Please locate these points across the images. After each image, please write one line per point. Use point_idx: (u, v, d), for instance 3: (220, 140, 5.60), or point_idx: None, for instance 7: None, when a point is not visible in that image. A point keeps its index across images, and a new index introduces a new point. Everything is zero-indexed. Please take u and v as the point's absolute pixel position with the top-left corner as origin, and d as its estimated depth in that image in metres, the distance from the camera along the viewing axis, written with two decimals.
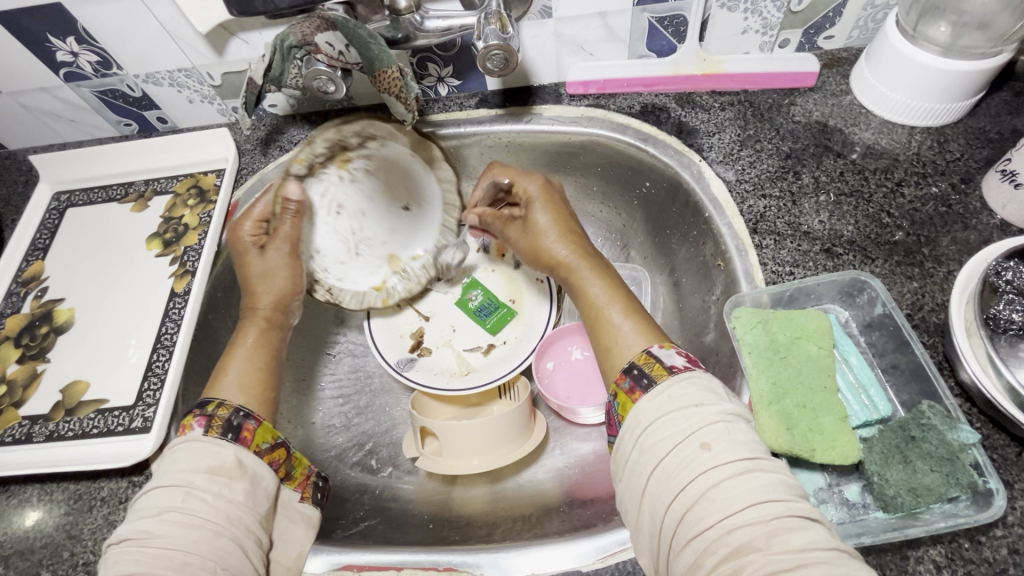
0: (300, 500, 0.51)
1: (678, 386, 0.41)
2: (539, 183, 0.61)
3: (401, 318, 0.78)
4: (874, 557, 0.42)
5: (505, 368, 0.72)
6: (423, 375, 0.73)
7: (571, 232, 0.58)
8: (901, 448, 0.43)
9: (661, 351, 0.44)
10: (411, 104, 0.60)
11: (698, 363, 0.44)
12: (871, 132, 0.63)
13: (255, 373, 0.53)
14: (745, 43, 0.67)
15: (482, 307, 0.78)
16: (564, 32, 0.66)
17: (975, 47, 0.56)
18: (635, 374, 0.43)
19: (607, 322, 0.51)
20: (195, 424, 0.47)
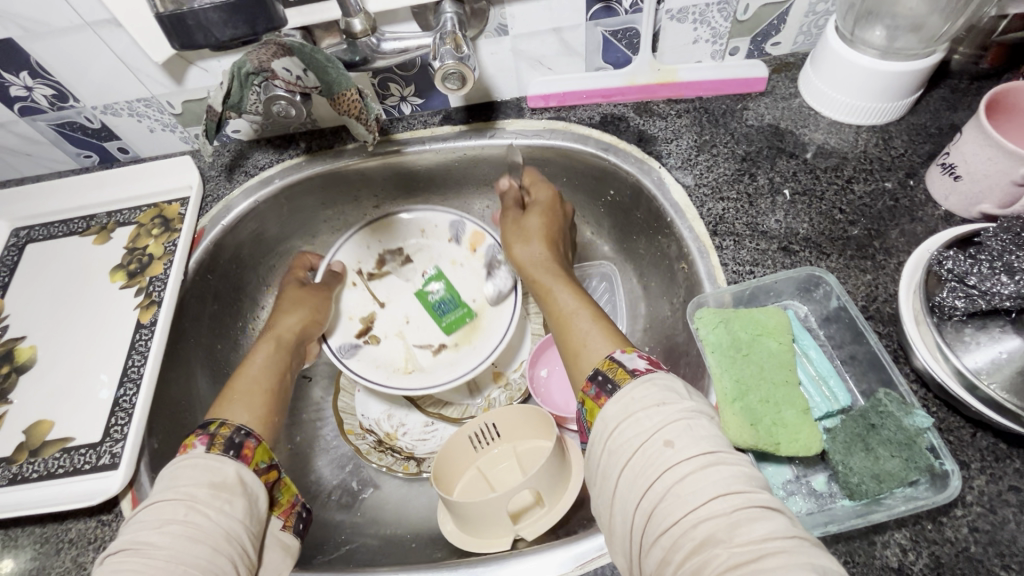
0: (281, 527, 0.51)
1: (641, 386, 0.42)
2: (551, 194, 0.68)
3: (357, 300, 0.77)
4: (843, 543, 0.43)
5: (448, 374, 0.72)
6: (360, 365, 0.72)
7: (554, 246, 0.64)
8: (862, 436, 0.44)
9: (623, 356, 0.46)
10: (372, 125, 0.62)
11: (659, 365, 0.45)
12: (821, 133, 0.65)
13: (261, 395, 0.56)
14: (696, 52, 0.70)
15: (441, 303, 0.77)
16: (522, 49, 0.67)
17: (909, 49, 0.59)
18: (600, 381, 0.45)
19: (572, 323, 0.53)
20: (197, 442, 0.47)
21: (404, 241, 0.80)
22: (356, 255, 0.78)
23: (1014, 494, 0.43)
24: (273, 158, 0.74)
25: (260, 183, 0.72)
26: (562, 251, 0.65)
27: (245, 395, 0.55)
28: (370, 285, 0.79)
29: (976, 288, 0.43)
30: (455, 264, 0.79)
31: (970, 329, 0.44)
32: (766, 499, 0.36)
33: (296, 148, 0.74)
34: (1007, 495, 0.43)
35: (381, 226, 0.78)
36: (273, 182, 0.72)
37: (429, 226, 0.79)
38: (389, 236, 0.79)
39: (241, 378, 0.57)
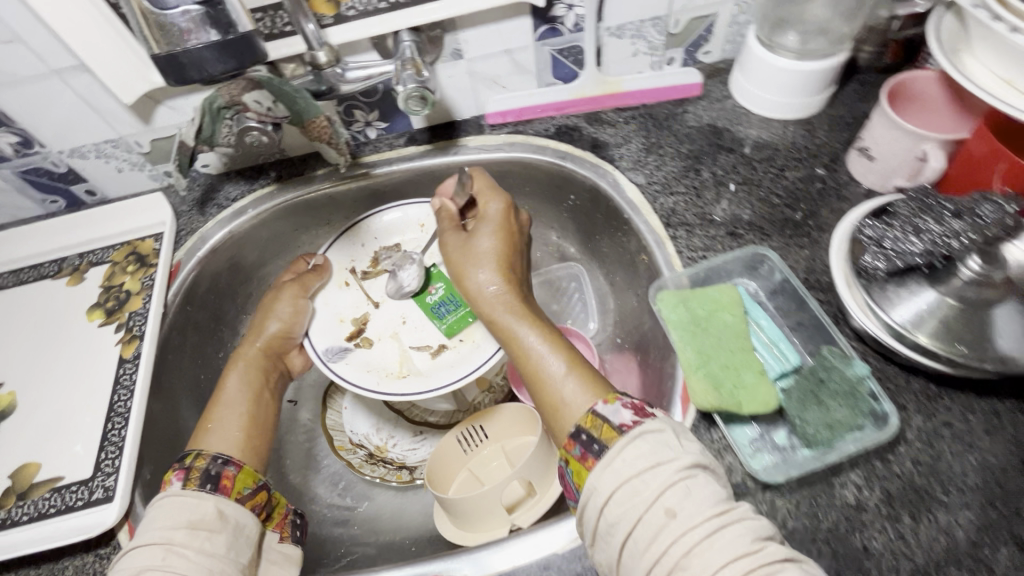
0: (279, 540, 0.52)
1: (630, 447, 0.40)
2: (501, 205, 0.66)
3: (349, 300, 0.74)
4: (807, 488, 0.48)
5: (449, 374, 0.67)
6: (348, 369, 0.68)
7: (507, 263, 0.63)
8: (814, 390, 0.50)
9: (605, 409, 0.44)
10: (340, 146, 0.68)
11: (645, 411, 0.44)
12: (754, 128, 0.72)
13: (239, 419, 0.59)
14: (637, 64, 0.76)
15: (442, 304, 0.73)
16: (477, 70, 0.72)
17: (820, 50, 0.66)
18: (585, 440, 0.43)
19: (545, 374, 0.51)
20: (174, 478, 0.49)
21: (402, 237, 0.78)
22: (349, 253, 0.77)
23: (946, 426, 0.49)
24: (244, 189, 0.76)
25: (234, 213, 0.74)
26: (521, 282, 0.63)
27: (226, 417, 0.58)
28: (364, 285, 0.76)
29: (892, 250, 0.49)
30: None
31: (893, 286, 0.50)
32: (773, 551, 0.36)
33: (266, 178, 0.76)
34: (940, 428, 0.49)
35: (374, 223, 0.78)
36: (247, 212, 0.74)
37: (427, 220, 0.78)
38: (385, 233, 0.78)
39: (219, 397, 0.60)
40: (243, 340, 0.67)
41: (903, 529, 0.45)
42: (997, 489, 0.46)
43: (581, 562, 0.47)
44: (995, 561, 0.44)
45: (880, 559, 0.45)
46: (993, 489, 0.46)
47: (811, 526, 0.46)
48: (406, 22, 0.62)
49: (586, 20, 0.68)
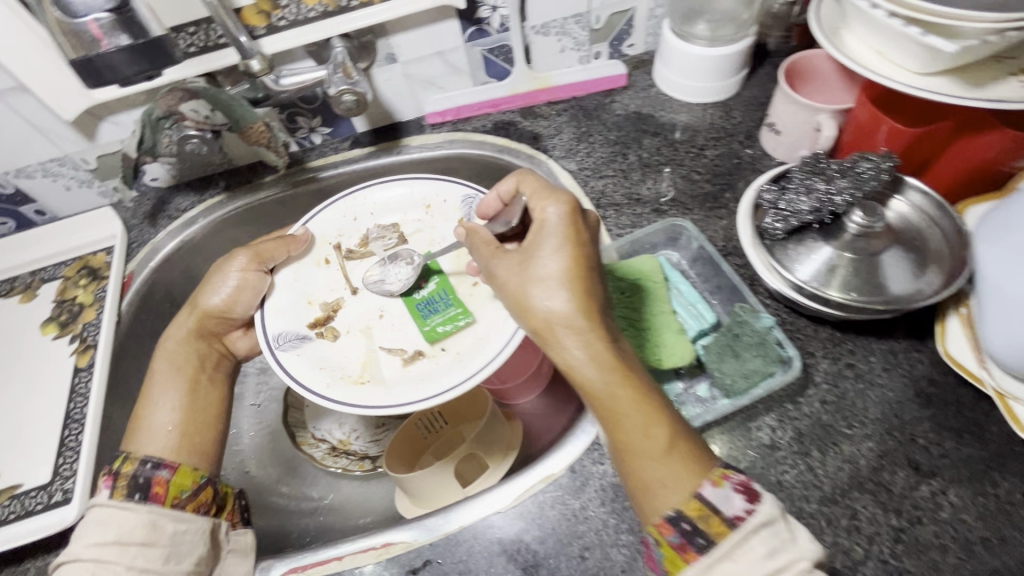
0: (231, 527, 0.55)
1: (745, 549, 0.37)
2: (565, 205, 0.47)
3: (322, 280, 0.67)
4: (726, 433, 0.52)
5: (412, 392, 0.57)
6: (297, 363, 0.59)
7: (587, 281, 0.44)
8: (733, 343, 0.54)
9: (715, 494, 0.39)
10: (280, 150, 0.69)
11: (755, 493, 0.39)
12: (676, 113, 0.77)
13: (172, 411, 0.58)
14: (566, 60, 0.81)
15: (430, 303, 0.64)
16: (413, 73, 0.76)
17: (727, 36, 0.72)
18: (685, 530, 0.39)
19: (635, 445, 0.41)
20: (104, 484, 0.50)
21: (402, 216, 0.71)
22: (337, 225, 0.70)
23: (850, 367, 0.54)
24: (194, 200, 0.78)
25: (185, 224, 0.76)
26: (603, 311, 0.44)
27: (162, 387, 0.59)
28: (347, 264, 0.68)
29: (787, 210, 0.54)
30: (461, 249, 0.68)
31: (792, 245, 0.55)
32: None
33: (215, 188, 0.79)
34: (844, 370, 0.54)
35: (373, 195, 0.71)
36: (197, 221, 0.77)
37: (434, 202, 0.70)
38: (383, 210, 0.71)
39: (156, 370, 0.61)
40: (180, 312, 0.64)
41: (812, 462, 0.50)
42: (895, 420, 0.51)
43: (523, 519, 0.51)
44: (892, 483, 0.48)
45: (792, 490, 0.49)
46: (891, 420, 0.51)
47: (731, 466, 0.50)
48: (336, 30, 0.65)
49: (510, 20, 0.72)
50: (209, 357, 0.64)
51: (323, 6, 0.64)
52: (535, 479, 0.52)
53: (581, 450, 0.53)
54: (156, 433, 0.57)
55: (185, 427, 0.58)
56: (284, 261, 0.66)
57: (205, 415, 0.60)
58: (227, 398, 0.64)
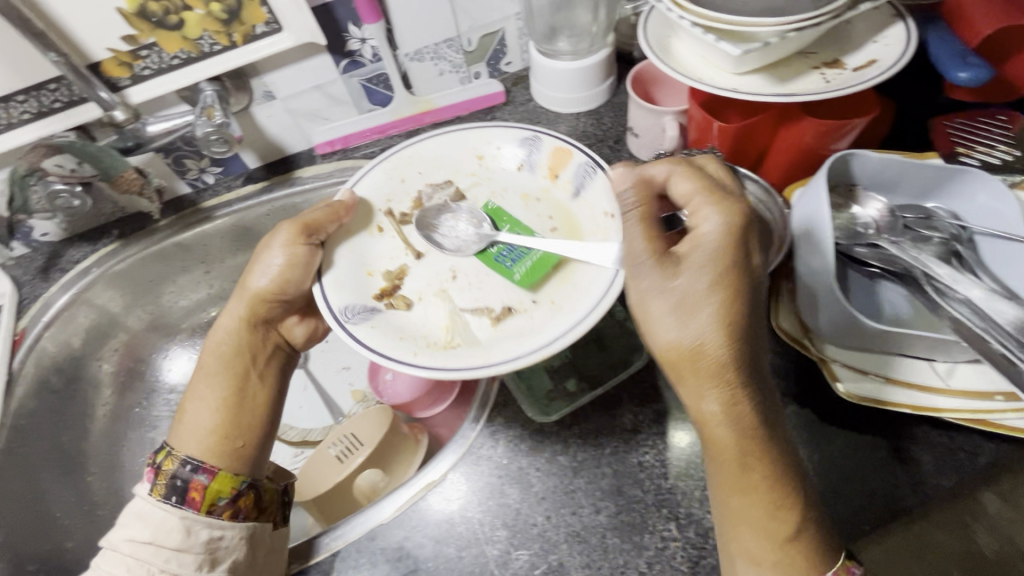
0: (275, 528, 0.56)
1: None
2: (720, 231, 0.44)
3: (380, 249, 0.59)
4: (593, 423, 0.55)
5: (515, 346, 0.49)
6: (372, 335, 0.51)
7: (740, 345, 0.42)
8: (598, 338, 0.60)
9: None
10: (152, 194, 0.74)
11: None
12: (552, 124, 0.82)
13: (210, 412, 0.56)
14: (446, 82, 0.85)
15: (509, 251, 0.58)
16: (294, 107, 0.78)
17: (586, 50, 0.77)
18: None
19: (741, 514, 0.42)
20: (148, 475, 0.53)
21: (453, 172, 0.64)
22: (385, 189, 0.62)
23: None
24: (88, 250, 0.77)
25: (78, 274, 0.76)
26: (752, 362, 0.42)
27: (211, 380, 0.57)
28: (402, 230, 0.61)
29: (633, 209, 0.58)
30: (527, 198, 0.62)
31: None
32: None
33: (109, 237, 0.78)
34: None
35: (424, 149, 0.64)
36: (92, 271, 0.76)
37: (488, 152, 0.64)
38: (432, 167, 0.64)
39: (205, 361, 0.59)
40: (231, 296, 0.60)
41: (670, 440, 0.53)
42: None
43: (403, 528, 0.53)
44: None
45: (651, 469, 0.52)
46: None
47: (596, 454, 0.53)
48: (204, 75, 0.67)
49: (381, 50, 0.75)
50: (259, 350, 0.60)
51: (186, 52, 0.66)
52: (418, 488, 0.54)
53: (456, 458, 0.55)
54: (194, 430, 0.55)
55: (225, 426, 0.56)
56: (338, 233, 0.58)
57: (251, 417, 0.57)
58: (274, 405, 0.60)
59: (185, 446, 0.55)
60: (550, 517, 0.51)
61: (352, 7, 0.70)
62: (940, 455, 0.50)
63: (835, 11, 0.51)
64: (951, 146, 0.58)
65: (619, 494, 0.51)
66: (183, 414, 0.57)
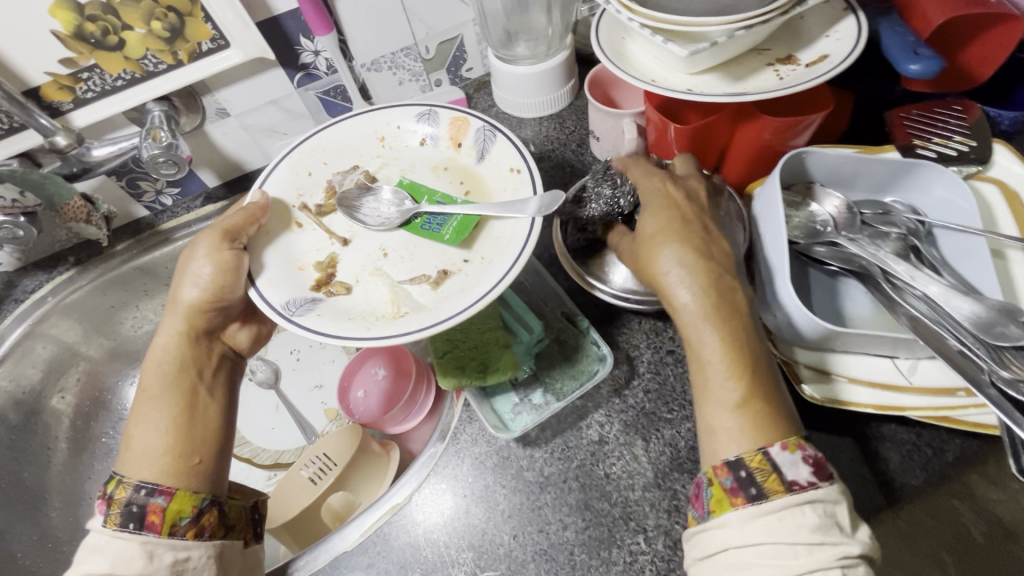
0: (246, 544, 0.52)
1: (795, 513, 0.36)
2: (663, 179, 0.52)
3: (305, 243, 0.59)
4: (559, 436, 0.54)
5: (460, 299, 0.50)
6: (322, 320, 0.51)
7: (689, 247, 0.47)
8: (563, 347, 0.58)
9: (781, 455, 0.38)
10: (100, 222, 0.72)
11: (824, 471, 0.38)
12: (514, 130, 0.81)
13: (162, 432, 0.51)
14: (407, 91, 0.83)
15: (434, 217, 0.59)
16: (250, 123, 0.76)
17: (546, 53, 0.75)
18: (739, 474, 0.38)
19: (709, 391, 0.42)
20: (99, 509, 0.47)
21: (359, 158, 0.65)
22: (294, 184, 0.62)
23: (670, 354, 0.56)
24: (43, 279, 0.75)
25: (33, 305, 0.74)
26: (708, 263, 0.47)
27: (156, 402, 0.52)
28: (321, 221, 0.61)
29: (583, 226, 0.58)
30: (436, 168, 0.64)
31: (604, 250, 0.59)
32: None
33: (65, 264, 0.76)
34: (665, 357, 0.56)
35: (325, 139, 0.64)
36: (48, 301, 0.74)
37: (388, 132, 0.65)
38: (337, 155, 0.64)
39: (145, 385, 0.53)
40: (164, 314, 0.56)
41: (636, 450, 0.52)
42: None
43: (367, 554, 0.52)
44: None
45: (619, 481, 0.51)
46: None
47: (563, 468, 0.52)
48: (149, 95, 0.65)
49: (335, 61, 0.73)
50: (205, 363, 0.56)
51: (130, 73, 0.64)
52: (382, 512, 0.54)
53: (422, 478, 0.54)
54: (147, 452, 0.50)
55: (180, 444, 0.51)
56: (260, 236, 0.57)
57: (207, 431, 0.53)
58: (229, 413, 0.56)
59: (138, 470, 0.49)
60: (516, 536, 0.50)
61: (301, 19, 0.68)
62: (907, 453, 0.50)
63: (783, 8, 0.51)
64: (908, 138, 0.57)
65: (586, 509, 0.50)
66: (128, 442, 0.51)
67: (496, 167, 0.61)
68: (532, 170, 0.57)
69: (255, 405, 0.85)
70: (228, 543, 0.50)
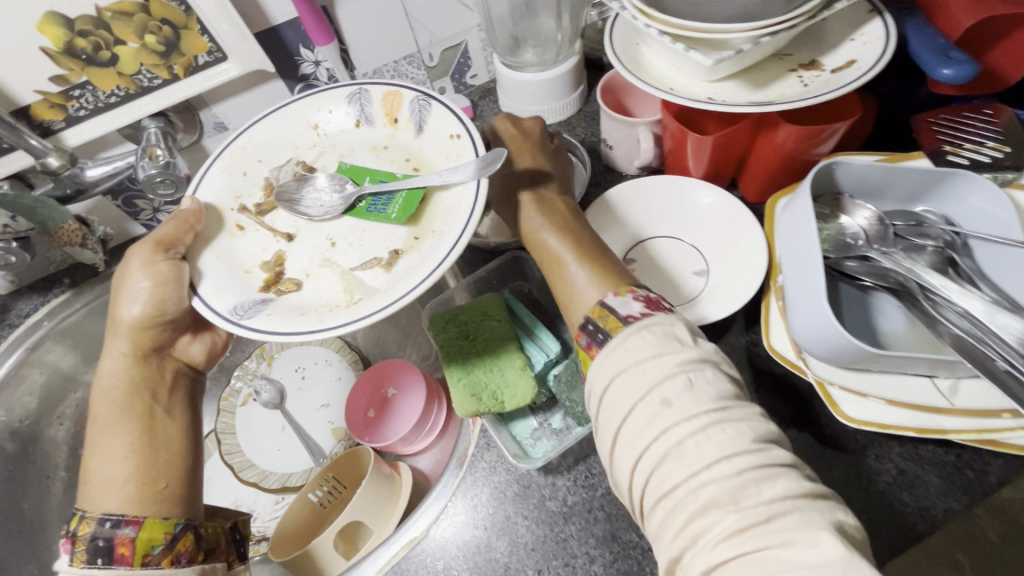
0: (229, 566, 0.49)
1: (634, 337, 0.38)
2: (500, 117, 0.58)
3: (249, 245, 0.54)
4: (582, 462, 0.52)
5: (409, 278, 0.46)
6: (273, 319, 0.46)
7: (525, 168, 0.54)
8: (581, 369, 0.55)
9: (615, 301, 0.42)
10: (96, 245, 0.69)
11: (657, 304, 0.41)
12: None
13: (122, 460, 0.49)
14: None
15: (378, 198, 0.55)
16: None
17: (555, 59, 0.73)
18: (590, 329, 0.41)
19: (560, 276, 0.47)
20: (64, 549, 0.44)
21: (294, 150, 0.59)
22: (229, 187, 0.56)
23: None
24: (38, 303, 0.72)
25: (28, 329, 0.71)
26: (543, 180, 0.54)
27: (108, 430, 0.50)
28: (262, 220, 0.56)
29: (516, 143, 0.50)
30: (376, 148, 0.59)
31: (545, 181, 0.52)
32: (776, 454, 0.33)
33: (61, 286, 0.73)
34: None
35: (255, 135, 0.58)
36: (43, 325, 0.72)
37: (320, 118, 0.60)
38: (270, 151, 0.59)
39: (94, 412, 0.51)
40: (107, 338, 0.54)
41: None
42: None
43: None
44: None
45: None
46: None
47: (587, 497, 0.50)
48: (145, 111, 0.63)
49: (337, 72, 0.71)
50: (158, 383, 0.54)
51: (123, 89, 0.61)
52: (399, 547, 0.53)
53: (439, 508, 0.53)
54: (107, 484, 0.47)
55: (143, 470, 0.49)
56: (199, 244, 0.52)
57: (168, 453, 0.51)
58: (191, 431, 0.55)
59: (99, 502, 0.47)
60: (541, 571, 0.48)
61: (301, 30, 0.66)
62: (948, 475, 0.47)
63: (810, 13, 0.48)
64: (937, 143, 0.55)
65: (613, 540, 0.48)
66: (88, 473, 0.49)
67: (434, 141, 0.57)
68: (472, 132, 0.53)
69: (261, 426, 0.83)
70: (211, 565, 0.47)
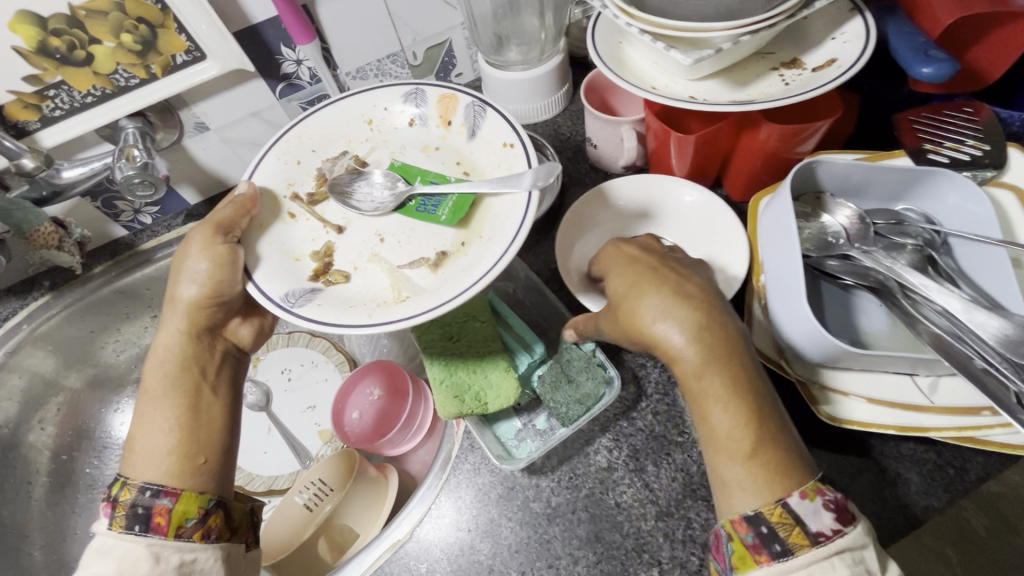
0: (247, 548, 0.49)
1: (824, 567, 0.34)
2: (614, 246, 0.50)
3: (301, 234, 0.54)
4: (565, 463, 0.51)
5: (461, 282, 0.46)
6: (322, 311, 0.46)
7: (668, 282, 0.44)
8: (563, 372, 0.54)
9: (802, 507, 0.36)
10: (75, 247, 0.69)
11: (847, 516, 0.36)
12: None
13: (168, 434, 0.47)
14: None
15: (429, 198, 0.55)
16: (231, 137, 0.73)
17: (540, 57, 0.72)
18: (761, 531, 0.37)
19: (715, 430, 0.40)
20: (103, 511, 0.44)
21: (348, 143, 0.58)
22: (283, 174, 0.56)
23: None
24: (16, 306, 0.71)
25: (7, 333, 0.70)
26: (698, 300, 0.43)
27: (159, 403, 0.49)
28: (314, 210, 0.55)
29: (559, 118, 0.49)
30: (428, 149, 0.58)
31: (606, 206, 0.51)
32: None
33: (39, 289, 0.72)
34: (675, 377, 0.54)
35: (310, 125, 0.57)
36: (23, 328, 0.71)
37: (376, 113, 0.59)
38: (325, 140, 0.58)
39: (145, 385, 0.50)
40: (163, 312, 0.52)
41: (647, 477, 0.50)
42: None
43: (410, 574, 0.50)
44: None
45: (630, 511, 0.49)
46: None
47: (571, 498, 0.50)
48: (123, 112, 0.62)
49: (319, 71, 0.70)
50: (209, 361, 0.52)
51: (100, 89, 0.60)
52: (383, 549, 0.52)
53: (435, 493, 0.53)
54: (150, 454, 0.47)
55: (186, 447, 0.48)
56: (254, 228, 0.53)
57: (211, 431, 0.49)
58: (236, 411, 0.53)
59: (141, 472, 0.46)
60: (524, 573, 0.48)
61: (282, 28, 0.65)
62: (928, 473, 0.48)
63: (791, 11, 0.48)
64: (918, 141, 0.55)
65: (596, 542, 0.48)
66: (132, 443, 0.48)
67: (491, 143, 0.55)
68: (526, 144, 0.52)
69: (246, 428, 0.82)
70: (232, 545, 0.47)
